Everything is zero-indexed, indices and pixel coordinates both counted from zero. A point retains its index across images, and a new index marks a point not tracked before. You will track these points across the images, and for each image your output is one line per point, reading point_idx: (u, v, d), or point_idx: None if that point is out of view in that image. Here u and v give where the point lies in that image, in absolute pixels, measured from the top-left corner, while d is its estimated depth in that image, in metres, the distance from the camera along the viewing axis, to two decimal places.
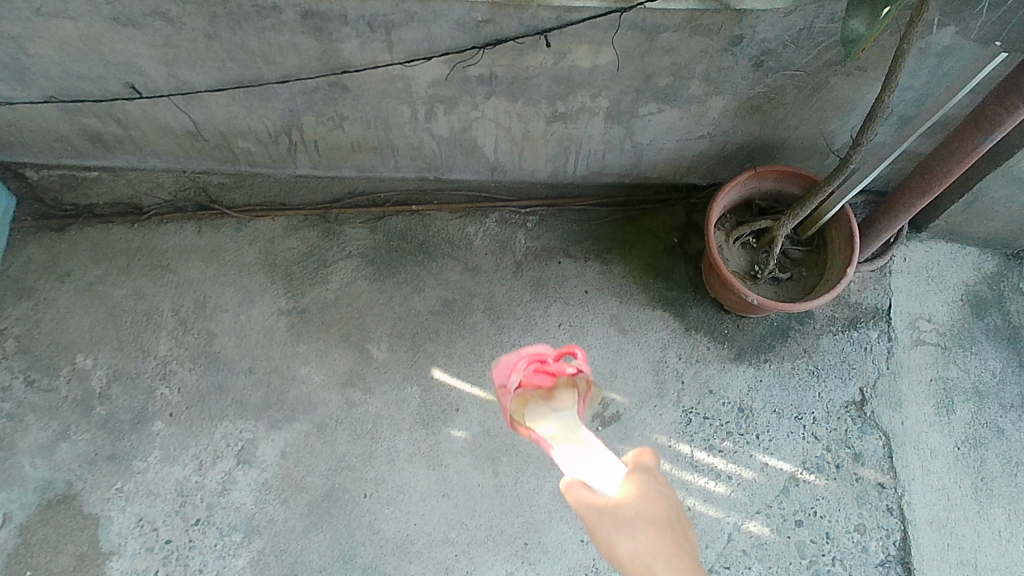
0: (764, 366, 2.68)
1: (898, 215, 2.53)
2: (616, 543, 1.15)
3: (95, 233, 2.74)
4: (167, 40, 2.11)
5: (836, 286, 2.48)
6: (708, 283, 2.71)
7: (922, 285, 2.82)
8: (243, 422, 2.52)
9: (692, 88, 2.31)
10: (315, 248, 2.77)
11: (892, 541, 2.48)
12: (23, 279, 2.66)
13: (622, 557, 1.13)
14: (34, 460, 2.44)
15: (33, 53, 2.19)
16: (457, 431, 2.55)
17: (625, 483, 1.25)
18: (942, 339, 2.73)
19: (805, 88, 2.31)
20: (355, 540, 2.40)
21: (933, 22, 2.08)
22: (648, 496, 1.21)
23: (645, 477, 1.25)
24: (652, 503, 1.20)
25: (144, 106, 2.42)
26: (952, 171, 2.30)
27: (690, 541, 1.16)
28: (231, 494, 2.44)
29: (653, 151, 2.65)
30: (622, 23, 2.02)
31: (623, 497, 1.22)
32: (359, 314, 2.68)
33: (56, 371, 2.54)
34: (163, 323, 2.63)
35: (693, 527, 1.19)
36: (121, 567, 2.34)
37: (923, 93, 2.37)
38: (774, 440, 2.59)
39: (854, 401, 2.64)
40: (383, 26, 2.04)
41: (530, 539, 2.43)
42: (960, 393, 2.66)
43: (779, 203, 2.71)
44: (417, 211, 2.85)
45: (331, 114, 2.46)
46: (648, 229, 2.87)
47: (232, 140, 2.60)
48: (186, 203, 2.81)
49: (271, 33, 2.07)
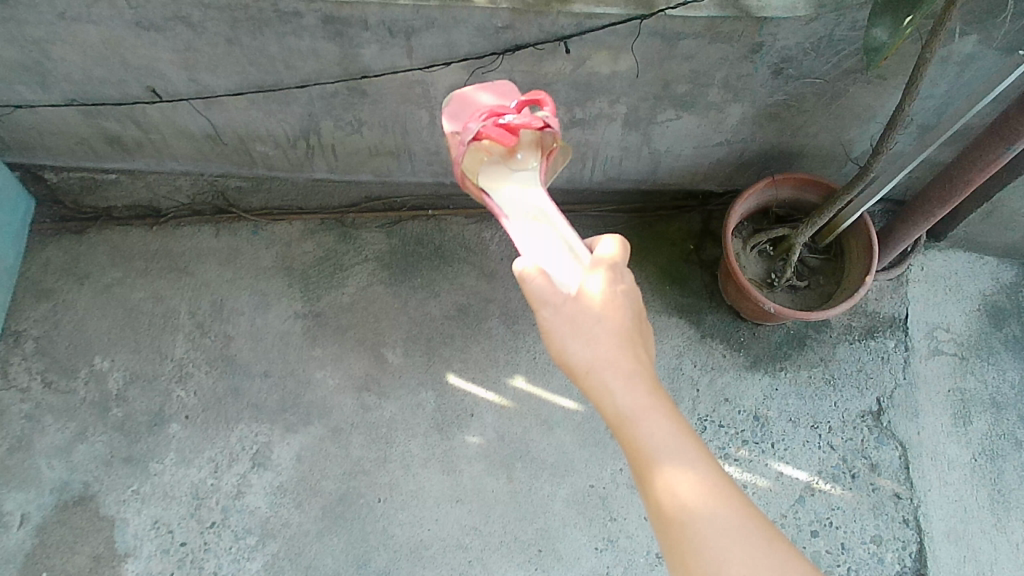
0: (780, 375, 2.67)
1: (918, 224, 2.51)
2: (572, 346, 1.20)
3: (114, 236, 2.75)
4: (188, 45, 2.12)
5: (854, 294, 2.47)
6: (725, 290, 2.70)
7: (940, 294, 2.80)
8: (259, 425, 2.52)
9: (711, 95, 2.31)
10: (331, 252, 2.77)
11: (908, 553, 2.46)
12: (42, 281, 2.67)
13: (577, 362, 1.20)
14: (51, 461, 2.45)
15: (56, 57, 2.20)
16: (471, 436, 2.54)
17: (590, 279, 1.27)
18: (960, 349, 2.71)
19: (824, 96, 2.31)
20: (369, 544, 2.40)
21: (955, 31, 2.07)
22: (614, 299, 1.24)
23: (612, 280, 1.27)
24: (616, 309, 1.23)
25: (164, 109, 2.43)
26: (973, 180, 2.28)
27: (645, 352, 1.22)
28: (246, 498, 2.44)
29: (671, 157, 2.65)
30: (642, 30, 2.02)
31: (586, 296, 1.25)
32: (374, 318, 2.68)
33: (74, 373, 2.56)
34: (180, 326, 2.63)
35: (646, 335, 1.25)
36: (136, 569, 2.35)
37: (943, 101, 2.35)
38: (789, 449, 2.58)
39: (871, 410, 2.63)
40: (403, 32, 2.04)
41: (545, 546, 2.42)
42: (977, 404, 2.64)
43: (797, 211, 2.70)
44: (433, 215, 2.85)
45: (349, 119, 2.46)
46: (664, 235, 2.86)
47: (250, 144, 2.61)
48: (204, 206, 2.82)
49: (292, 38, 2.08)
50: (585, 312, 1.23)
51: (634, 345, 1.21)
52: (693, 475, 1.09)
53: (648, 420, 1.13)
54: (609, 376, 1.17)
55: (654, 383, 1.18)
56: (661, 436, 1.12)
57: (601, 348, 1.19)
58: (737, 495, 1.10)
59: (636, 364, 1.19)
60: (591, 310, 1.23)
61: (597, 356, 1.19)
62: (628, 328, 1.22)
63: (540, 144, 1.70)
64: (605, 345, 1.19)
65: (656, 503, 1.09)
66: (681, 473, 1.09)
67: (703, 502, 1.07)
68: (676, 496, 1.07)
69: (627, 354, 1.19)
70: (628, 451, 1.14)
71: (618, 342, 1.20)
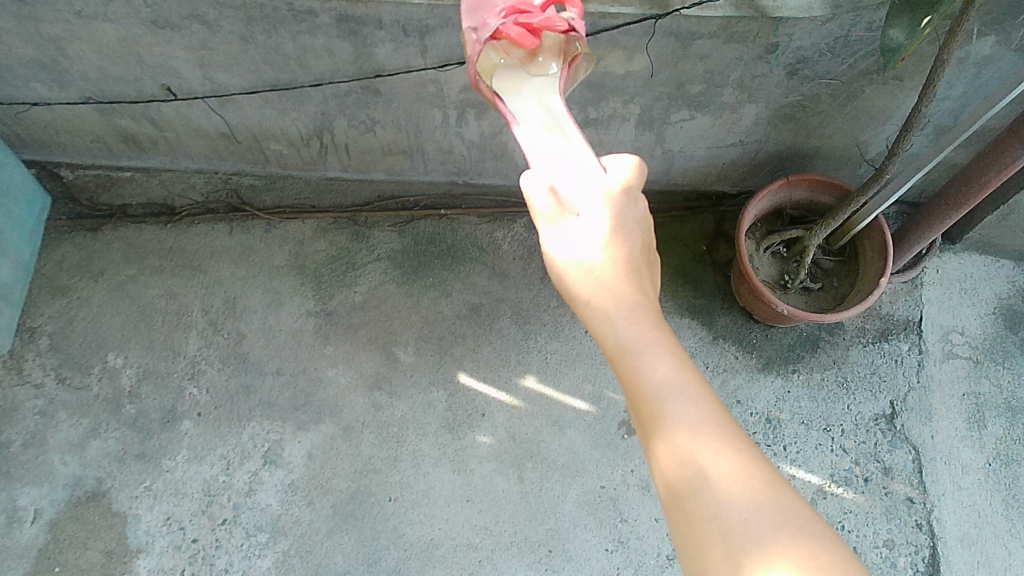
0: (793, 377, 2.65)
1: (933, 226, 2.49)
2: (568, 269, 1.15)
3: (128, 233, 2.77)
4: (204, 43, 2.13)
5: (868, 297, 2.45)
6: (737, 292, 2.69)
7: (955, 297, 2.78)
8: (270, 423, 2.53)
9: (725, 96, 2.30)
10: (343, 251, 2.78)
11: (921, 557, 2.44)
12: (57, 278, 2.69)
13: (573, 286, 1.14)
14: (64, 457, 2.46)
15: (72, 55, 2.21)
16: (482, 436, 2.54)
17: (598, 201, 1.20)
18: (974, 353, 2.69)
19: (839, 96, 2.29)
20: (380, 543, 2.41)
21: (972, 32, 2.05)
22: (620, 225, 1.17)
23: (621, 205, 1.19)
24: (621, 233, 1.16)
25: (179, 107, 2.44)
26: (990, 182, 2.26)
27: (650, 283, 1.15)
28: (258, 495, 2.45)
29: (684, 158, 2.64)
30: (656, 29, 2.01)
31: (591, 221, 1.17)
32: (386, 317, 2.69)
33: (88, 369, 2.57)
34: (192, 323, 2.64)
35: (653, 264, 1.18)
36: (148, 565, 2.36)
37: (960, 103, 2.33)
38: (801, 452, 2.56)
39: (884, 414, 2.61)
40: (418, 31, 2.04)
41: (555, 547, 2.42)
42: (992, 408, 2.62)
43: (811, 212, 2.69)
44: (446, 215, 2.85)
45: (363, 118, 2.47)
46: (677, 236, 2.85)
47: (264, 142, 2.62)
48: (218, 204, 2.83)
49: (306, 37, 2.09)
50: (585, 236, 1.16)
51: (637, 277, 1.14)
52: (694, 412, 1.03)
53: (651, 355, 1.06)
54: (613, 309, 1.10)
55: (657, 313, 1.10)
56: (661, 370, 1.05)
57: (604, 278, 1.12)
58: (739, 436, 1.03)
59: (639, 298, 1.12)
60: (594, 235, 1.16)
61: (601, 289, 1.12)
62: (634, 262, 1.15)
63: (563, 51, 1.62)
64: (607, 276, 1.12)
65: (653, 439, 1.03)
66: (681, 411, 1.02)
67: (704, 443, 1.01)
68: (673, 435, 1.01)
69: (629, 287, 1.12)
70: (627, 386, 1.07)
71: (619, 270, 1.13)
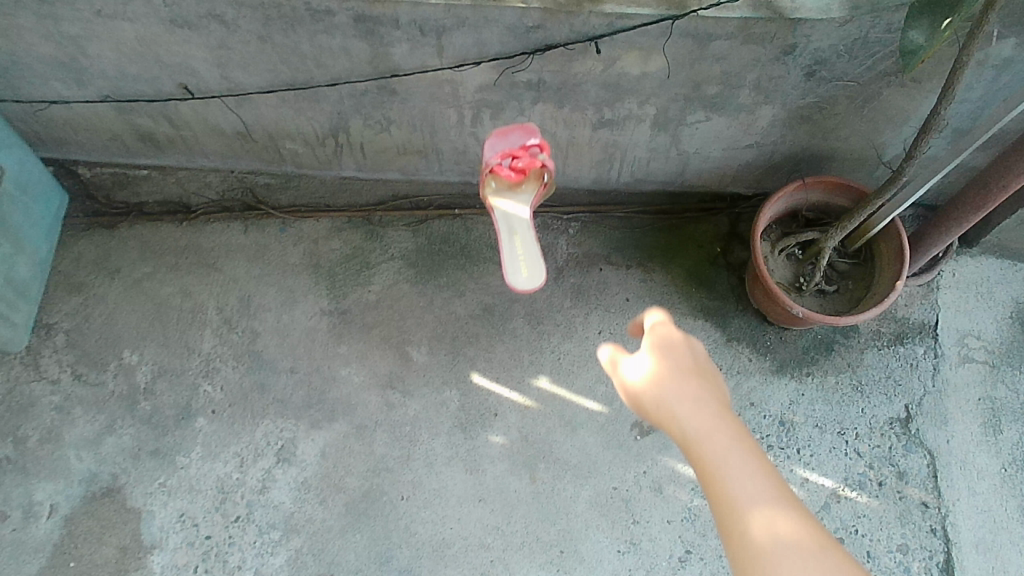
0: (807, 380, 2.64)
1: (950, 229, 2.48)
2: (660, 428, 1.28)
3: (144, 231, 2.78)
4: (221, 42, 2.14)
5: (885, 300, 2.44)
6: (752, 294, 2.68)
7: (971, 301, 2.76)
8: (284, 421, 2.54)
9: (742, 97, 2.29)
10: (357, 250, 2.78)
11: (935, 562, 2.42)
12: (73, 275, 2.71)
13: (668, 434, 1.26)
14: (80, 452, 2.48)
15: (91, 54, 2.22)
16: (494, 436, 2.54)
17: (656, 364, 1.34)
18: (991, 357, 2.67)
19: (857, 98, 2.28)
20: (392, 542, 2.41)
21: (992, 34, 2.03)
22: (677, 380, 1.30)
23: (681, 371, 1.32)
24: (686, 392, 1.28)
25: (196, 106, 2.45)
26: (1009, 185, 2.24)
27: (712, 390, 1.30)
28: (271, 493, 2.46)
29: (699, 159, 2.63)
30: (673, 30, 2.01)
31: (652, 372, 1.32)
32: (400, 316, 2.69)
33: (104, 366, 2.59)
34: (207, 321, 2.66)
35: (720, 390, 1.32)
36: (162, 561, 2.37)
37: (979, 105, 2.32)
38: (815, 455, 2.55)
39: (899, 418, 2.59)
40: (434, 31, 2.05)
41: (567, 548, 2.42)
42: (1008, 413, 2.60)
43: (826, 215, 2.67)
44: (460, 214, 2.85)
45: (378, 117, 2.47)
46: (691, 238, 2.84)
47: (280, 141, 2.63)
48: (233, 202, 2.84)
49: (323, 37, 2.09)
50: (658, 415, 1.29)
51: (696, 375, 1.31)
52: (753, 486, 1.12)
53: (711, 439, 1.19)
54: (659, 396, 1.29)
55: (725, 419, 1.23)
56: (727, 454, 1.17)
57: (647, 377, 1.32)
58: (795, 506, 1.10)
59: (694, 386, 1.29)
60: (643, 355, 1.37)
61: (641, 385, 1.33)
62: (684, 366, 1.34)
63: None
64: (654, 377, 1.32)
65: (718, 513, 1.13)
66: (742, 493, 1.11)
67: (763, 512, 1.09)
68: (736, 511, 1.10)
69: (687, 382, 1.30)
70: (696, 466, 1.19)
71: (685, 391, 1.28)
